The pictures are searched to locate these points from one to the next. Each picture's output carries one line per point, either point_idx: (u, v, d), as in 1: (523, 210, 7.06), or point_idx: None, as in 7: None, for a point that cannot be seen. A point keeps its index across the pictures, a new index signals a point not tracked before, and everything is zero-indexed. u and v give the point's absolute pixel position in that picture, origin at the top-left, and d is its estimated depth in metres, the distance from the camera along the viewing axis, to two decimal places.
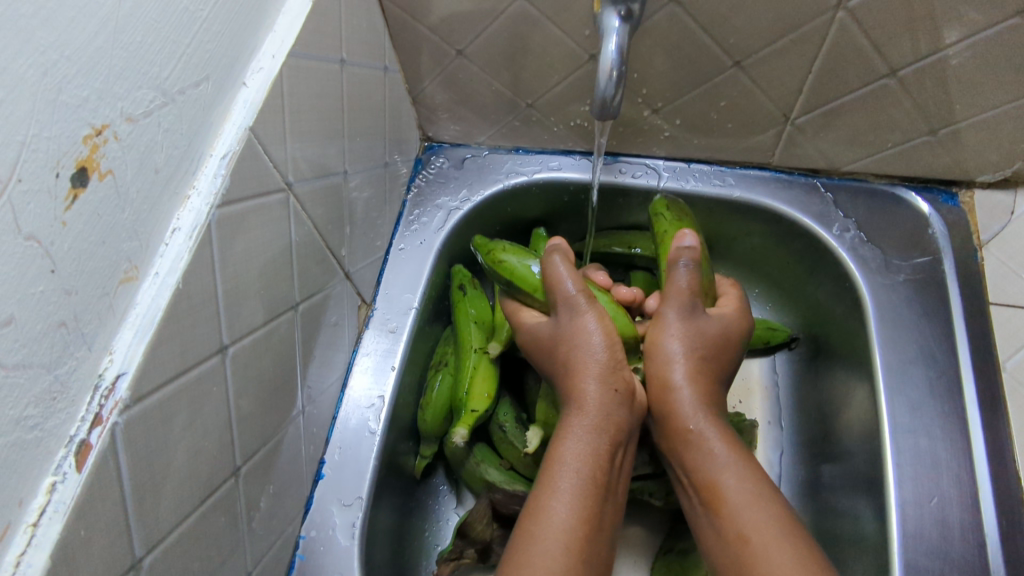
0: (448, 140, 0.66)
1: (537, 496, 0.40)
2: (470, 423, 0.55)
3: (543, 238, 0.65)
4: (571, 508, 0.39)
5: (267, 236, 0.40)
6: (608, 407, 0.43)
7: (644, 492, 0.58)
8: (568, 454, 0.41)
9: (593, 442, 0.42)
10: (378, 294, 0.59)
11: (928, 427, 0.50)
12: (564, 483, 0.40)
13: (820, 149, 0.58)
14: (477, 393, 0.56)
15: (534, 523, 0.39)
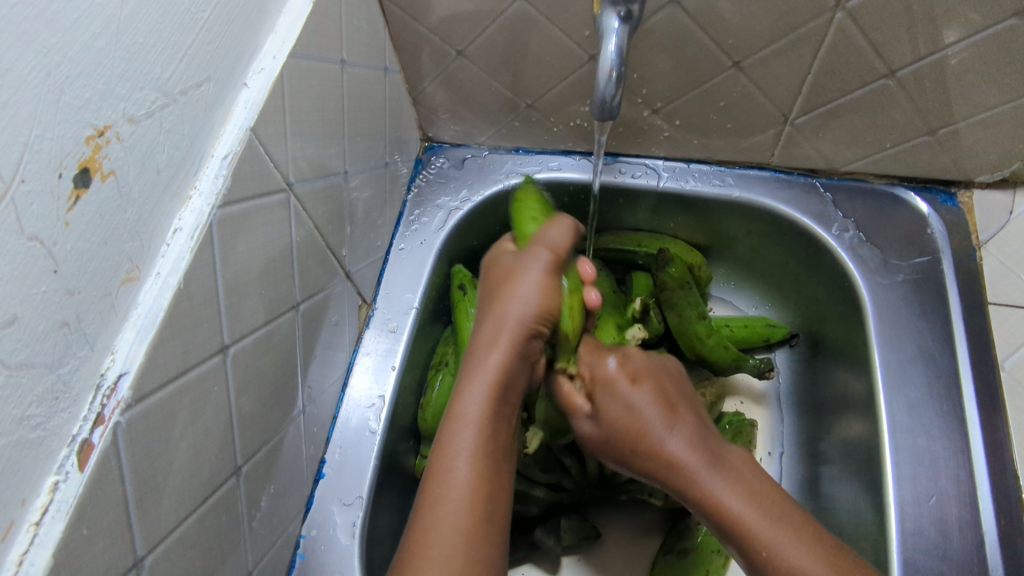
0: (448, 141, 0.66)
1: (435, 457, 0.40)
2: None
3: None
4: (468, 471, 0.39)
5: (269, 235, 0.40)
6: (510, 367, 0.43)
7: (645, 492, 0.58)
8: (472, 413, 0.41)
9: (491, 404, 0.41)
10: (378, 295, 0.59)
11: (927, 426, 0.50)
12: (466, 446, 0.40)
13: (819, 149, 0.58)
14: None
15: (432, 494, 0.39)
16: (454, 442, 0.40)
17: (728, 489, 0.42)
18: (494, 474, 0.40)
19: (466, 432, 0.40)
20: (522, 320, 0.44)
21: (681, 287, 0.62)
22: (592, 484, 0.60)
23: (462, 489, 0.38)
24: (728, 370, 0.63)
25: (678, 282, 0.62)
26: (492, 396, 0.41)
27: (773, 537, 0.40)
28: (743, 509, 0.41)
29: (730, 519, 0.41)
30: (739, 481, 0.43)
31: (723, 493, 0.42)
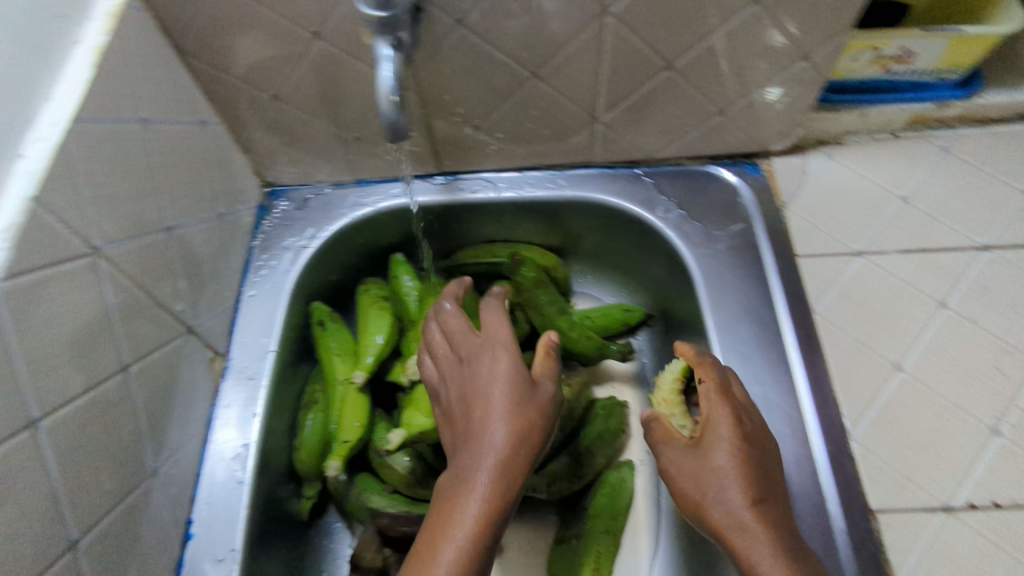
0: (289, 183, 0.67)
1: (426, 538, 0.41)
2: (344, 455, 0.56)
3: (401, 262, 0.67)
4: (466, 539, 0.40)
5: (76, 301, 0.40)
6: (512, 453, 0.44)
7: (530, 488, 0.59)
8: (479, 478, 0.42)
9: (497, 479, 0.42)
10: (233, 344, 0.59)
11: (759, 376, 0.54)
12: (469, 513, 0.41)
13: (633, 142, 0.63)
14: (347, 424, 0.57)
15: (432, 536, 0.40)
16: (462, 500, 0.41)
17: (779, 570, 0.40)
18: (494, 529, 0.41)
19: (470, 491, 0.42)
20: (509, 422, 0.45)
21: (536, 288, 0.65)
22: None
23: (464, 540, 0.40)
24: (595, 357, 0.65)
25: (535, 282, 0.65)
26: (495, 482, 0.42)
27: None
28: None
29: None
30: (796, 558, 0.40)
31: (781, 569, 0.40)
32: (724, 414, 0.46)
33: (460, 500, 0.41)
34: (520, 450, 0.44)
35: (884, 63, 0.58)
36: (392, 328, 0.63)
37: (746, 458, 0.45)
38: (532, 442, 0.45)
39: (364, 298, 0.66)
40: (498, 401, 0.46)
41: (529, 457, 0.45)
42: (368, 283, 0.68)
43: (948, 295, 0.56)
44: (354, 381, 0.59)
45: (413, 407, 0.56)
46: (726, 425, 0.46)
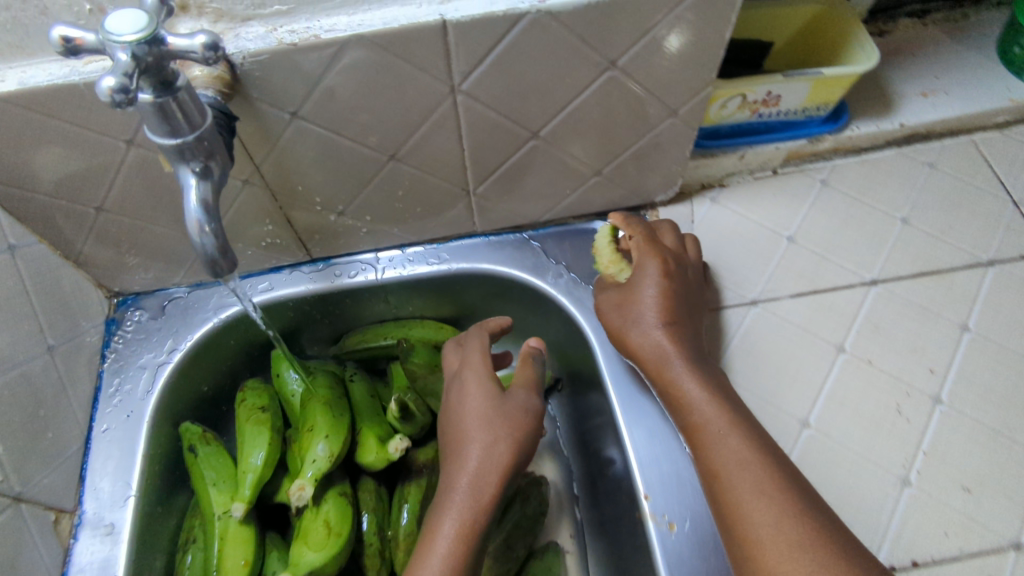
0: (140, 289, 0.60)
1: (425, 536, 0.45)
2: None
3: (282, 360, 0.62)
4: (449, 533, 0.44)
5: None
6: (487, 458, 0.47)
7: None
8: (461, 479, 0.47)
9: (474, 471, 0.47)
10: (84, 493, 0.51)
11: (667, 450, 0.52)
12: (450, 521, 0.45)
13: (514, 208, 0.60)
14: (230, 564, 0.51)
15: (424, 545, 0.44)
16: (448, 506, 0.46)
17: (708, 406, 0.45)
18: (479, 507, 0.46)
19: (454, 492, 0.46)
20: (496, 432, 0.48)
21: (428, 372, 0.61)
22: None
23: (449, 540, 0.44)
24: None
25: (427, 365, 0.61)
26: (474, 479, 0.46)
27: (738, 488, 0.40)
28: (726, 440, 0.43)
29: (706, 448, 0.43)
30: (761, 443, 0.42)
31: (713, 416, 0.44)
32: (649, 258, 0.51)
33: (443, 511, 0.45)
34: (500, 450, 0.48)
35: (752, 107, 0.56)
36: (274, 442, 0.56)
37: (651, 300, 0.50)
38: (517, 449, 0.48)
39: (241, 409, 0.58)
40: (471, 411, 0.50)
41: (517, 461, 0.49)
42: (245, 389, 0.61)
43: (844, 338, 0.55)
44: (233, 514, 0.52)
45: (302, 539, 0.50)
46: (653, 280, 0.50)
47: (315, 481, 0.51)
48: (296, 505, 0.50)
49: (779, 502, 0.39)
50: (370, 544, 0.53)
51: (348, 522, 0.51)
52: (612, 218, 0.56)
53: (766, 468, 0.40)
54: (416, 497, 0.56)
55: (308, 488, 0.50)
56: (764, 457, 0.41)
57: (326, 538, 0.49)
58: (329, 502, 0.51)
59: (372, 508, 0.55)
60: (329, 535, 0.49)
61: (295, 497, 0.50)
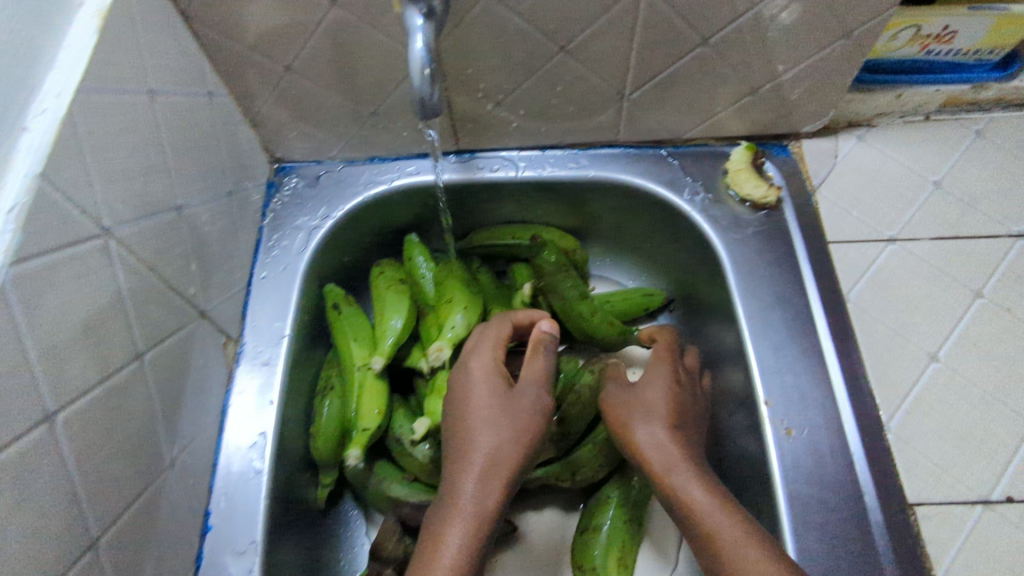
0: (300, 159, 0.64)
1: (427, 539, 0.43)
2: (364, 443, 0.55)
3: (416, 243, 0.65)
4: (456, 547, 0.42)
5: (88, 286, 0.37)
6: (503, 448, 0.45)
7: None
8: (467, 488, 0.44)
9: (485, 487, 0.44)
10: (246, 328, 0.56)
11: (790, 364, 0.53)
12: (456, 532, 0.42)
13: (660, 120, 0.61)
14: (367, 411, 0.56)
15: (427, 556, 0.42)
16: (456, 508, 0.44)
17: (703, 491, 0.44)
18: (494, 511, 0.44)
19: (459, 505, 0.44)
20: (500, 431, 0.46)
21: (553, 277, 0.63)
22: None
23: (457, 554, 0.42)
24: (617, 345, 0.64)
25: (555, 268, 0.63)
26: (479, 488, 0.44)
27: (732, 542, 0.41)
28: (720, 516, 0.43)
29: (703, 522, 0.43)
30: (754, 526, 0.42)
31: (715, 511, 0.43)
32: (656, 417, 0.50)
33: (451, 516, 0.43)
34: (518, 449, 0.46)
35: (923, 42, 0.56)
36: (410, 310, 0.61)
37: (681, 477, 0.46)
38: (520, 448, 0.46)
39: (381, 279, 0.64)
40: (476, 406, 0.47)
41: (525, 457, 0.46)
42: (381, 264, 0.66)
43: (984, 284, 0.55)
44: (372, 367, 0.57)
45: (436, 393, 0.55)
46: (660, 405, 0.50)
47: (451, 346, 0.56)
48: (432, 364, 0.56)
49: (767, 562, 0.39)
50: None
51: None
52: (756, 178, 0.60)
53: (771, 552, 0.40)
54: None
55: (446, 351, 0.55)
56: (745, 529, 0.42)
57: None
58: (461, 365, 0.57)
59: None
60: None
61: (433, 357, 0.55)
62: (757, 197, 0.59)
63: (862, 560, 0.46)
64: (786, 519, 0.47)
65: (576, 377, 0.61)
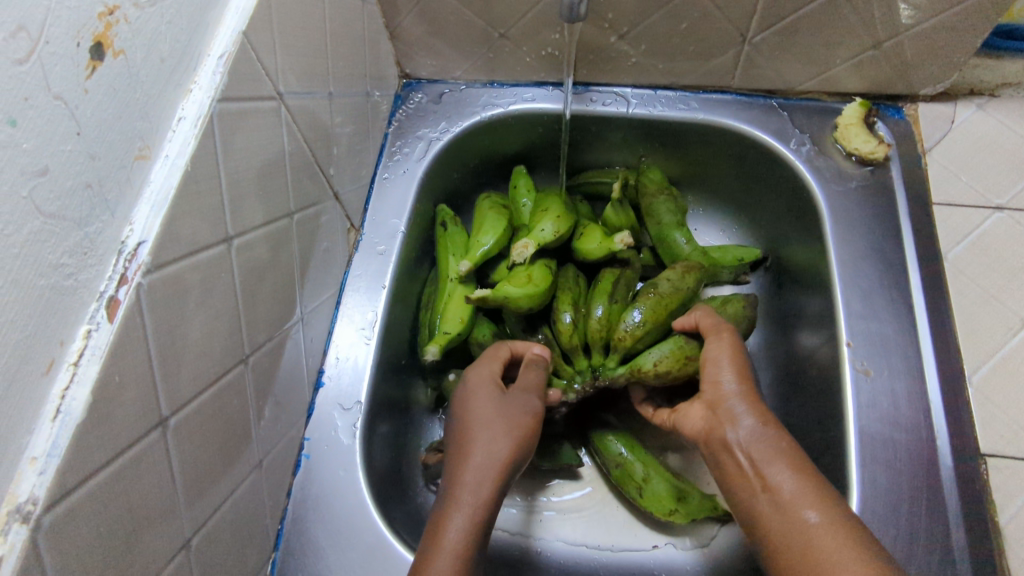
0: (425, 76, 0.69)
1: (433, 527, 0.43)
2: (443, 343, 0.58)
3: (523, 174, 0.69)
4: (460, 531, 0.42)
5: (263, 138, 0.42)
6: (502, 447, 0.47)
7: (637, 367, 0.54)
8: (466, 477, 0.45)
9: (488, 475, 0.45)
10: (366, 220, 0.62)
11: (878, 313, 0.54)
12: (458, 518, 0.42)
13: (776, 69, 0.62)
14: (450, 317, 0.60)
15: (432, 541, 0.42)
16: (460, 499, 0.44)
17: (767, 439, 0.45)
18: (490, 499, 0.44)
19: (468, 487, 0.44)
20: (494, 431, 0.48)
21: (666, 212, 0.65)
22: (588, 379, 0.57)
23: (463, 536, 0.42)
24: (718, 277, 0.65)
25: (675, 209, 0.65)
26: (481, 477, 0.45)
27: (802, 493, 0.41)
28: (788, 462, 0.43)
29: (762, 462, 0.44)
30: (828, 503, 0.40)
31: (783, 483, 0.42)
32: (735, 373, 0.49)
33: (454, 508, 0.43)
34: (511, 446, 0.47)
35: None
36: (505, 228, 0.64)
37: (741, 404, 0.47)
38: (515, 458, 0.47)
39: (483, 203, 0.68)
40: (479, 414, 0.49)
41: (514, 463, 0.47)
42: (480, 195, 0.69)
43: None
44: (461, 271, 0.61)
45: (509, 284, 0.59)
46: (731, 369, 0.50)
47: (535, 243, 0.60)
48: (515, 262, 0.60)
49: (831, 526, 0.38)
50: (568, 317, 0.58)
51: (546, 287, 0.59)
52: (863, 138, 0.61)
53: (834, 517, 0.39)
54: (609, 285, 0.60)
55: (529, 247, 0.59)
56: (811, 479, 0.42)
57: (529, 283, 0.58)
58: (541, 268, 0.61)
59: (571, 294, 0.61)
60: (533, 290, 0.58)
61: (517, 252, 0.60)
62: (865, 152, 0.60)
63: (926, 497, 0.47)
64: (854, 452, 0.50)
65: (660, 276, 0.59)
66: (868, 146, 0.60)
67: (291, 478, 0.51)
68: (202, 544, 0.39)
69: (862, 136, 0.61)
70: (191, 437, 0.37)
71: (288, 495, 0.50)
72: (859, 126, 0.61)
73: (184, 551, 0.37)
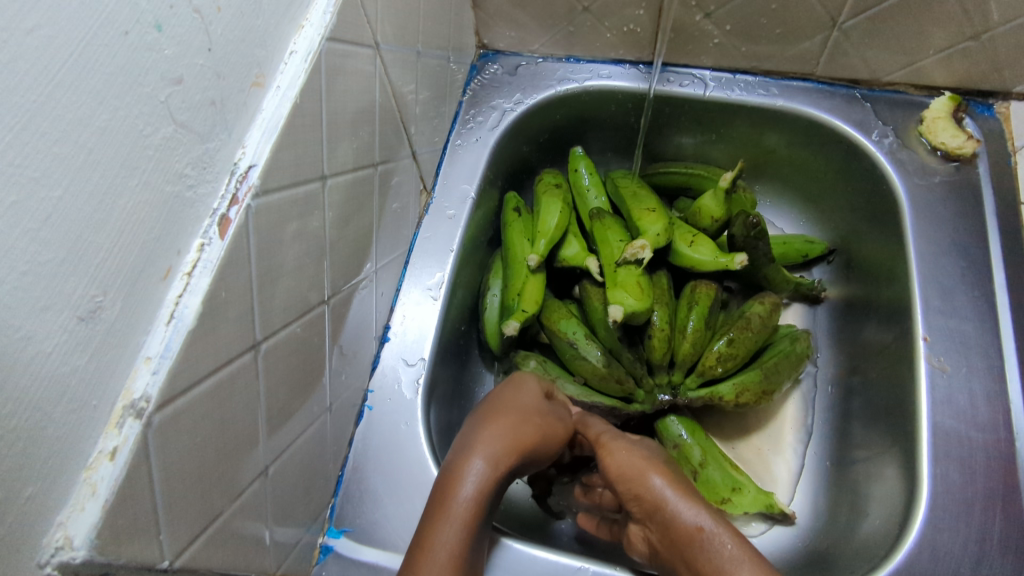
0: (502, 48, 0.69)
1: (440, 487, 0.41)
2: (521, 320, 0.58)
3: (580, 157, 0.68)
4: (478, 493, 0.40)
5: (360, 85, 0.43)
6: (531, 431, 0.45)
7: (716, 397, 0.58)
8: (494, 441, 0.43)
9: (512, 448, 0.43)
10: (437, 184, 0.62)
11: (958, 310, 0.53)
12: (477, 478, 0.40)
13: (863, 57, 0.61)
14: (528, 296, 0.60)
15: (444, 490, 0.40)
16: (475, 451, 0.42)
17: (706, 524, 0.40)
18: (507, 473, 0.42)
19: (490, 440, 0.43)
20: (528, 416, 0.46)
21: (746, 241, 0.60)
22: (663, 395, 0.59)
23: (477, 490, 0.40)
24: (785, 291, 0.66)
25: (744, 235, 0.59)
26: (508, 449, 0.43)
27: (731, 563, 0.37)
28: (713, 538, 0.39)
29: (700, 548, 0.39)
30: None
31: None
32: (650, 471, 0.44)
33: (468, 458, 0.41)
34: (538, 432, 0.46)
35: None
36: (566, 217, 0.64)
37: (671, 497, 0.42)
38: (533, 433, 0.45)
39: (540, 184, 0.67)
40: (516, 400, 0.48)
41: (534, 450, 0.45)
42: (543, 173, 0.69)
43: None
44: (528, 262, 0.61)
45: (619, 288, 0.58)
46: (641, 461, 0.45)
47: (651, 246, 0.59)
48: (625, 259, 0.59)
49: None
50: (660, 329, 0.59)
51: (647, 297, 0.58)
52: (949, 132, 0.59)
53: None
54: (704, 301, 0.61)
55: (647, 250, 0.58)
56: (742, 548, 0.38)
57: (640, 292, 0.58)
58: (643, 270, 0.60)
59: (663, 298, 0.61)
60: (641, 301, 0.57)
61: (633, 252, 0.58)
62: (952, 147, 0.59)
63: (1002, 498, 0.46)
64: (926, 446, 0.48)
65: (746, 306, 0.61)
66: (954, 141, 0.59)
67: (354, 428, 0.51)
68: (276, 474, 0.40)
69: (949, 130, 0.59)
70: (277, 366, 0.37)
71: (350, 443, 0.51)
72: (946, 120, 0.60)
73: (262, 478, 0.38)
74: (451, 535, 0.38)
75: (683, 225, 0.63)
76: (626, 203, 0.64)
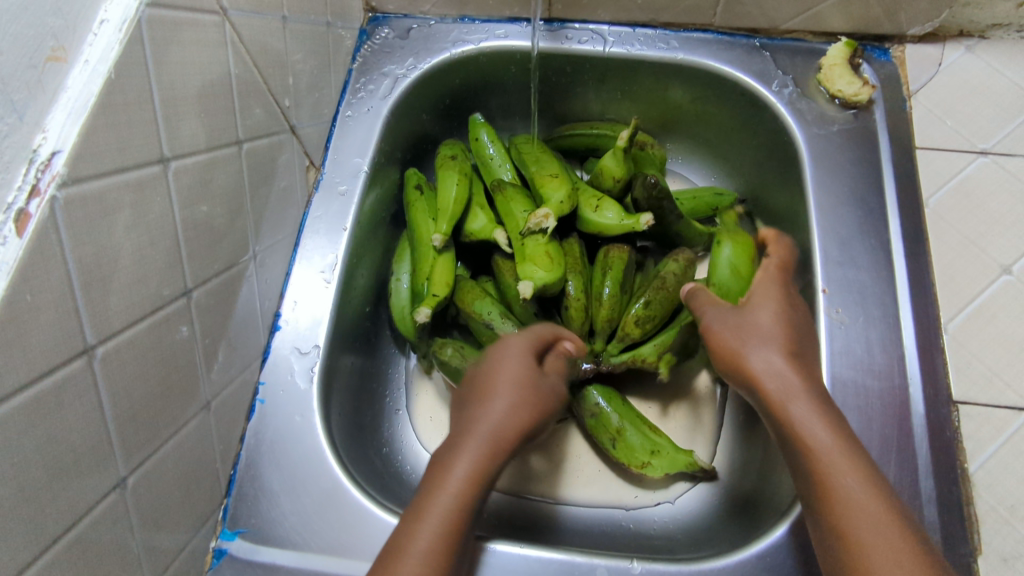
0: (393, 11, 0.65)
1: (423, 484, 0.39)
2: (433, 306, 0.56)
3: (480, 123, 0.65)
4: (455, 491, 0.38)
5: (205, 56, 0.39)
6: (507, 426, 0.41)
7: (639, 359, 0.57)
8: (468, 448, 0.39)
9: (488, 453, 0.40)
10: (327, 159, 0.59)
11: (855, 258, 0.53)
12: (453, 479, 0.38)
13: (759, 4, 0.59)
14: (437, 279, 0.58)
15: (434, 476, 0.39)
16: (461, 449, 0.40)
17: (822, 430, 0.39)
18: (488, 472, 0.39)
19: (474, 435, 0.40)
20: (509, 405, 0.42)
21: (651, 204, 0.59)
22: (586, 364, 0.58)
23: (458, 486, 0.38)
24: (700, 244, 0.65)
25: (647, 196, 0.58)
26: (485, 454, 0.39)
27: (839, 470, 0.38)
28: (838, 458, 0.38)
29: (822, 467, 0.38)
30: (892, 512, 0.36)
31: (848, 479, 0.37)
32: (772, 337, 0.45)
33: (454, 456, 0.39)
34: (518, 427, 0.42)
35: None
36: (467, 190, 0.62)
37: (796, 403, 0.41)
38: (517, 428, 0.42)
39: (438, 158, 0.65)
40: (503, 384, 0.43)
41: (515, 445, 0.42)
42: (443, 145, 0.66)
43: None
44: (433, 243, 0.58)
45: (527, 261, 0.56)
46: (770, 322, 0.46)
47: (554, 214, 0.57)
48: (530, 229, 0.57)
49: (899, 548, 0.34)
50: (577, 298, 0.58)
51: (558, 265, 0.56)
52: (845, 77, 0.59)
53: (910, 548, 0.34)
54: (618, 265, 0.59)
55: (551, 218, 0.56)
56: (871, 486, 0.37)
57: (550, 262, 0.56)
58: (551, 238, 0.58)
59: (575, 265, 0.59)
60: (551, 268, 0.56)
61: (536, 222, 0.56)
62: (849, 94, 0.58)
63: (896, 442, 0.46)
64: None
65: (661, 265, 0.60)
66: (852, 86, 0.58)
67: (245, 424, 0.49)
68: (141, 484, 0.37)
69: (846, 75, 0.59)
70: (124, 370, 0.34)
71: (241, 440, 0.48)
72: (842, 67, 0.59)
73: (120, 489, 0.35)
74: (438, 522, 0.37)
75: (586, 189, 0.62)
76: (529, 169, 0.62)
